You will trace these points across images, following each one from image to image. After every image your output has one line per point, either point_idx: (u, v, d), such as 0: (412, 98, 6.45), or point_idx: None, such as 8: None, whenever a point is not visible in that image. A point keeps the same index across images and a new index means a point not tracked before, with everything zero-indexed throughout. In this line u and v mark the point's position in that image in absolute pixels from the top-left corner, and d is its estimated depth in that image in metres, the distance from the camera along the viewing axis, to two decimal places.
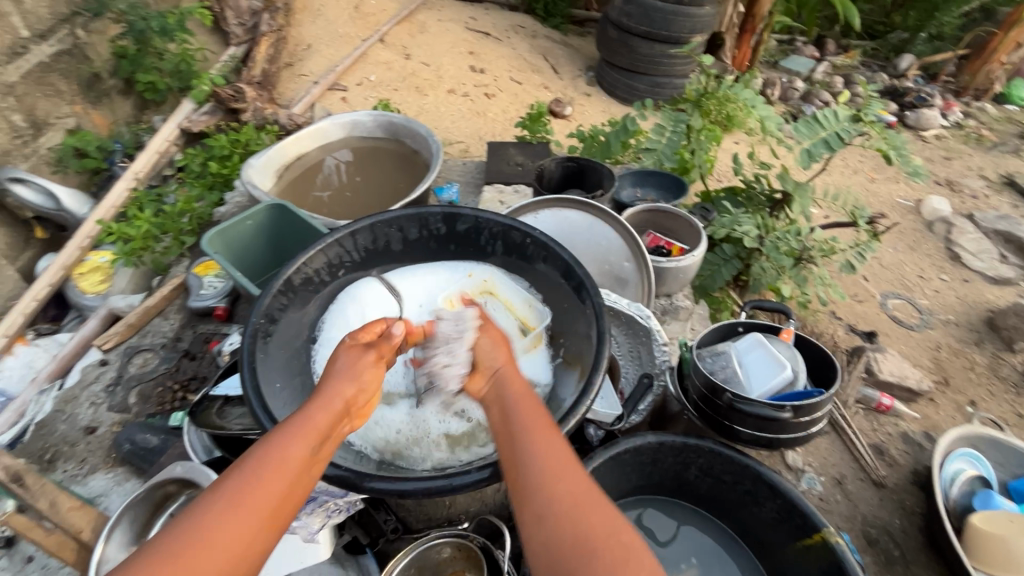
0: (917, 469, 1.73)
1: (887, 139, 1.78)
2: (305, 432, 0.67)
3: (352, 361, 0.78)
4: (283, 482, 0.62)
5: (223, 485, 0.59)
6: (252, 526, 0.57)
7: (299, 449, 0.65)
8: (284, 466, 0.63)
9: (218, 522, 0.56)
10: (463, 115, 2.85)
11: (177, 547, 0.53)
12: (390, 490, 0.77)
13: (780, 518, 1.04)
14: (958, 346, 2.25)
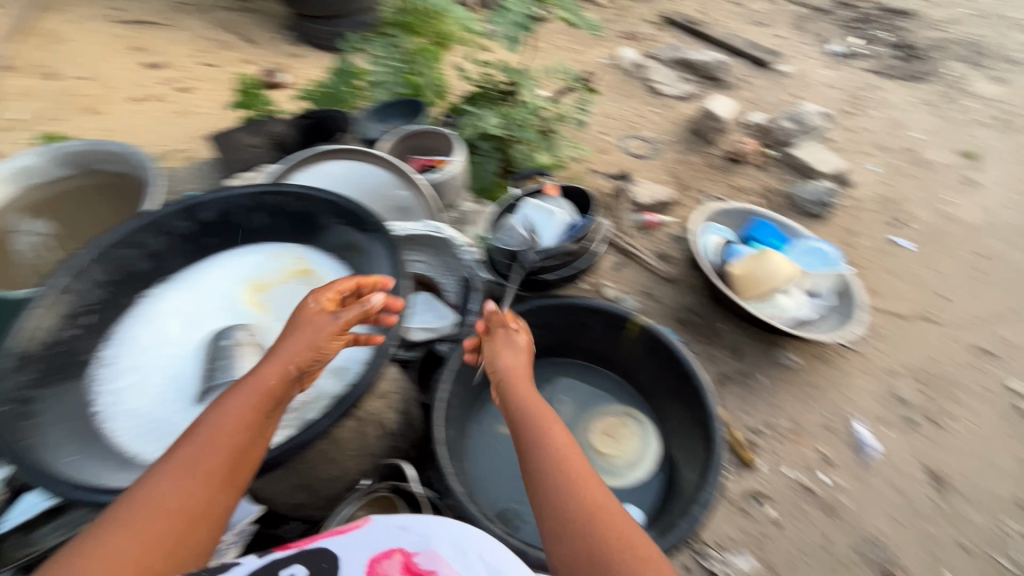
0: (688, 255, 2.20)
1: (562, 8, 2.06)
2: (251, 395, 0.75)
3: (312, 325, 0.83)
4: (217, 453, 0.70)
5: (178, 451, 0.69)
6: (196, 494, 0.67)
7: (242, 412, 0.73)
8: (220, 435, 0.71)
9: (166, 490, 0.66)
10: (164, 120, 2.44)
11: (130, 514, 0.63)
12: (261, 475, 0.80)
13: (607, 329, 1.27)
14: (681, 156, 2.82)
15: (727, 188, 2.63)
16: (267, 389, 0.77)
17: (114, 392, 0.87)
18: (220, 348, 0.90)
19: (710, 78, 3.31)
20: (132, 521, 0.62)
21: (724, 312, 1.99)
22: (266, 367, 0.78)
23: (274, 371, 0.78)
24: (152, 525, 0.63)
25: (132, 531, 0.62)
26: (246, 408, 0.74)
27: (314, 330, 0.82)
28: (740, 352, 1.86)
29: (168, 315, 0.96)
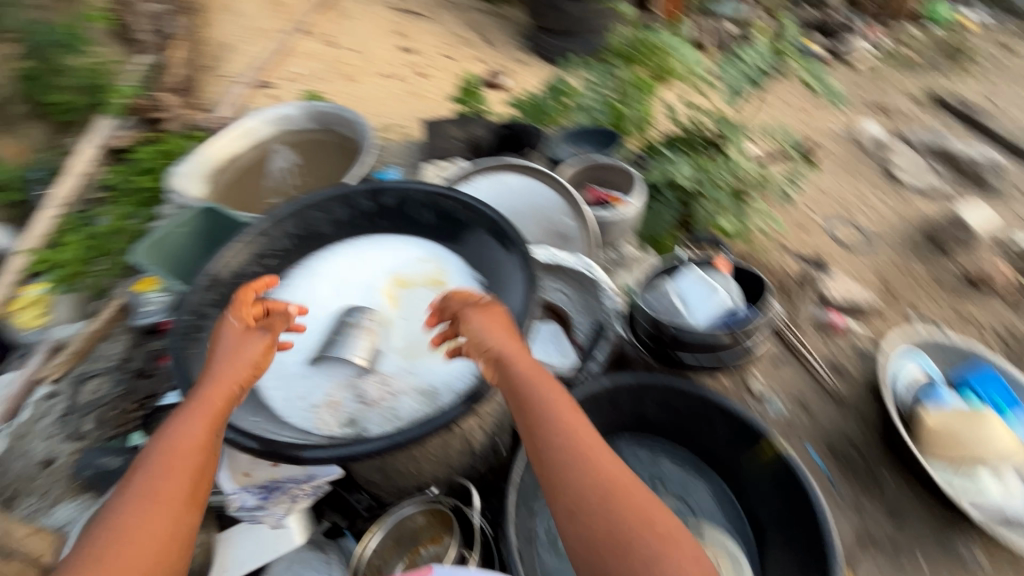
0: (871, 378, 1.83)
1: (804, 69, 1.85)
2: (199, 418, 0.76)
3: (235, 347, 0.83)
4: (179, 480, 0.71)
5: (133, 484, 0.70)
6: (165, 516, 0.68)
7: (196, 438, 0.75)
8: (177, 464, 0.72)
9: (135, 513, 0.67)
10: (397, 98, 2.80)
11: (106, 546, 0.65)
12: (332, 455, 0.78)
13: (735, 438, 1.10)
14: (900, 259, 2.36)
15: (952, 313, 2.13)
16: (217, 409, 0.78)
17: None
18: (343, 324, 0.95)
19: (971, 179, 2.72)
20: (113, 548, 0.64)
21: (897, 462, 1.60)
22: (209, 388, 0.79)
23: (221, 390, 0.79)
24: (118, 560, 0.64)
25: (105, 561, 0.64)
26: (198, 433, 0.75)
27: (239, 353, 0.83)
28: (901, 519, 1.49)
29: (326, 278, 1.04)
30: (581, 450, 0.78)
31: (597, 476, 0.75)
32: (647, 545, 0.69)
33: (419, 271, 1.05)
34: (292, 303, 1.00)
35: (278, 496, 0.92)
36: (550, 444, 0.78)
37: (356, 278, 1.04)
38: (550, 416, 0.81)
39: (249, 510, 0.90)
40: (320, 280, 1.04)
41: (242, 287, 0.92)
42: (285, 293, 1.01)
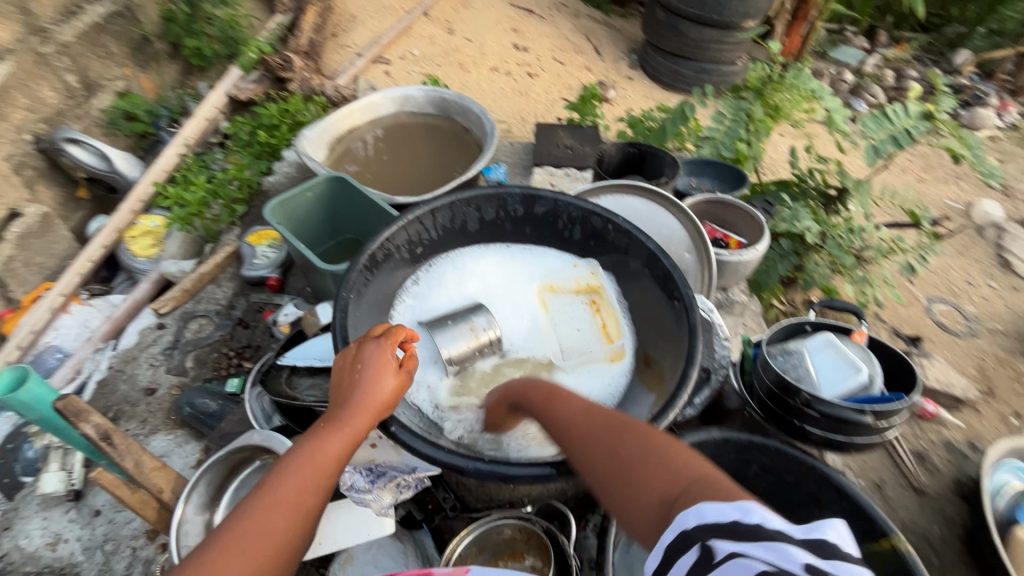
0: (961, 478, 1.69)
1: (960, 138, 1.71)
2: (346, 428, 0.65)
3: (377, 376, 0.69)
4: (311, 487, 0.60)
5: (273, 482, 0.59)
6: (290, 523, 0.57)
7: (337, 450, 0.64)
8: (309, 468, 0.61)
9: (264, 513, 0.56)
10: (504, 94, 2.80)
11: (225, 539, 0.53)
12: (495, 474, 0.71)
13: (843, 522, 1.02)
14: (1004, 355, 2.19)
15: None
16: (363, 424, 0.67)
17: (409, 298, 0.94)
18: (464, 316, 0.89)
19: None
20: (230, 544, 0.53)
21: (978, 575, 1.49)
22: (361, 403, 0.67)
23: (368, 403, 0.68)
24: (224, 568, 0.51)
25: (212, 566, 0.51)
26: (340, 445, 0.64)
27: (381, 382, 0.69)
28: None
29: (473, 274, 0.98)
30: (587, 407, 0.67)
31: (599, 420, 0.64)
32: (665, 456, 0.55)
33: (573, 279, 0.97)
34: (442, 291, 0.96)
35: (386, 483, 0.91)
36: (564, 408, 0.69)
37: (507, 279, 0.99)
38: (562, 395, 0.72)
39: (359, 491, 0.90)
40: (469, 275, 0.98)
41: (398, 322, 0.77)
42: (435, 278, 0.97)
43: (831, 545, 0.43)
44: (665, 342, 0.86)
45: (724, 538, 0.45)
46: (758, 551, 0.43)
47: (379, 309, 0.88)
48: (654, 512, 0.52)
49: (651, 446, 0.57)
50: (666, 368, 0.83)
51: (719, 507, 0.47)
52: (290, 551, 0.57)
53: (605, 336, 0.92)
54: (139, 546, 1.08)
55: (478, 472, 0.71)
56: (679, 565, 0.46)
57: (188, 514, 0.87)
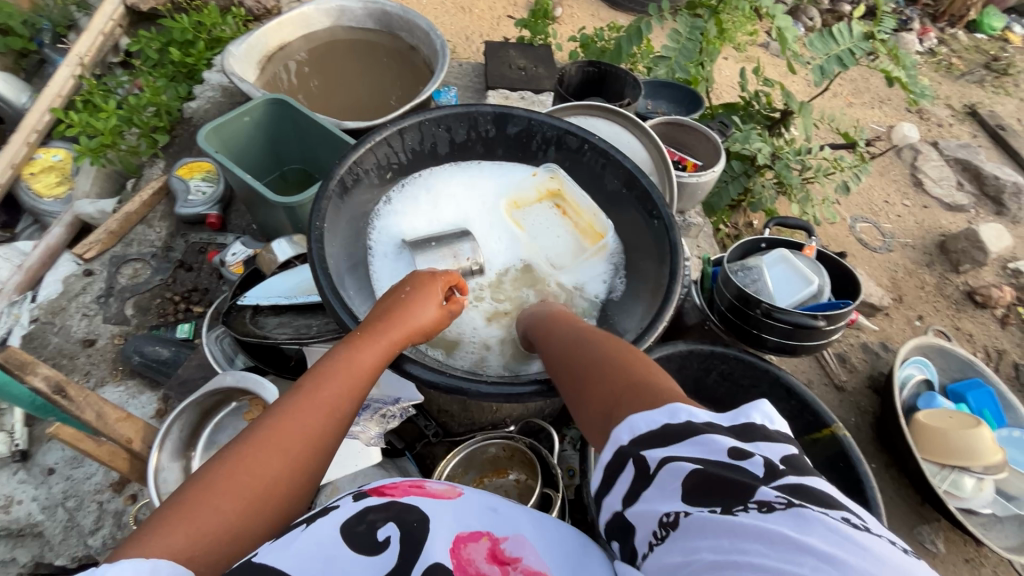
0: (873, 374, 1.92)
1: (896, 59, 1.78)
2: (383, 342, 0.66)
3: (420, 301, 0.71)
4: (345, 394, 0.61)
5: (311, 382, 0.60)
6: (325, 426, 0.58)
7: (373, 362, 0.65)
8: (344, 375, 0.62)
9: (302, 412, 0.57)
10: (446, 10, 2.60)
11: (266, 432, 0.55)
12: (497, 394, 0.70)
13: (790, 417, 1.14)
14: (913, 266, 2.44)
15: (951, 326, 2.24)
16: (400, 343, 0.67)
17: (380, 221, 0.88)
18: (448, 237, 0.86)
19: (993, 199, 2.76)
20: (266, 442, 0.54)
21: (884, 453, 1.73)
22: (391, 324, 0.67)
23: (407, 324, 0.68)
24: (264, 460, 0.53)
25: (253, 455, 0.53)
26: (376, 357, 0.65)
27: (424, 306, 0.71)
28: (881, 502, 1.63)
29: (441, 195, 0.93)
30: (576, 332, 0.68)
31: (578, 344, 0.65)
32: (624, 371, 0.56)
33: (533, 189, 0.95)
34: (415, 212, 0.91)
35: (370, 415, 0.93)
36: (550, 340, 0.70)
37: (476, 194, 0.94)
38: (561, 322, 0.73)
39: None
40: (441, 194, 0.93)
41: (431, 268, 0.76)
42: (409, 198, 0.91)
43: (768, 444, 0.44)
44: (641, 259, 0.87)
45: (656, 447, 0.46)
46: (687, 453, 0.45)
47: (354, 239, 0.83)
48: (600, 425, 0.53)
49: (616, 364, 0.58)
50: (646, 283, 0.84)
51: (648, 417, 0.48)
52: (323, 452, 0.58)
53: (584, 237, 0.92)
54: (106, 500, 1.03)
55: (483, 394, 0.69)
56: (619, 477, 0.48)
57: (163, 462, 0.83)
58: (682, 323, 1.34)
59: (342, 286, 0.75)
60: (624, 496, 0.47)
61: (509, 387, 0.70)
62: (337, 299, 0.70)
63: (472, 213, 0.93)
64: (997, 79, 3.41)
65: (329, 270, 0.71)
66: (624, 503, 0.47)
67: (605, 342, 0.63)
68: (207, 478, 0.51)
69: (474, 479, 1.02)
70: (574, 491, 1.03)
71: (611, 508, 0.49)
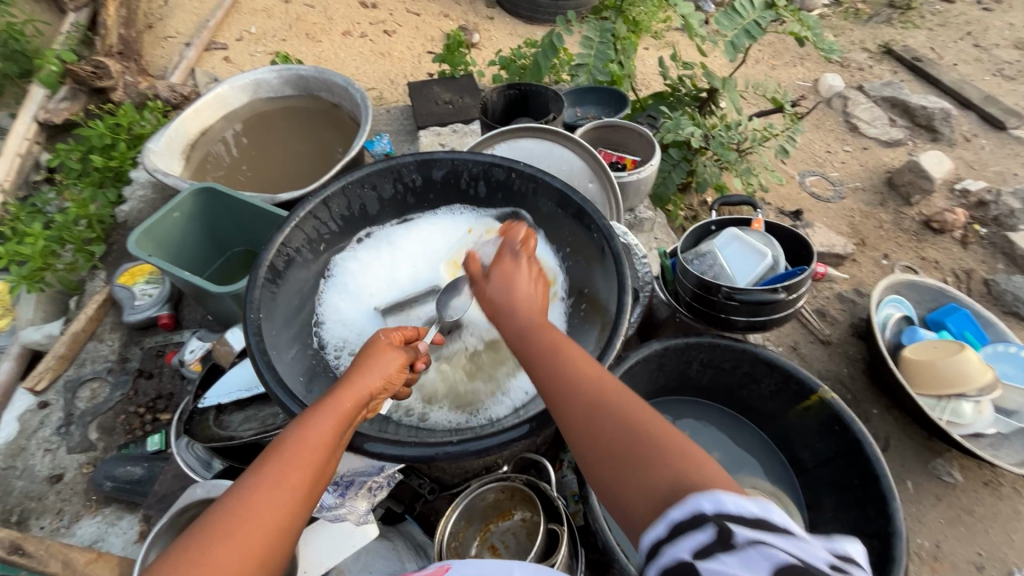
0: (855, 322, 1.94)
1: (800, 21, 1.83)
2: (336, 410, 0.63)
3: (380, 356, 0.70)
4: (307, 471, 0.57)
5: (267, 461, 0.56)
6: (290, 507, 0.54)
7: (330, 432, 0.61)
8: (311, 448, 0.58)
9: (264, 500, 0.53)
10: (366, 59, 2.61)
11: (224, 521, 0.51)
12: (465, 453, 0.68)
13: (779, 389, 1.13)
14: (868, 209, 2.49)
15: (917, 257, 2.28)
16: (352, 408, 0.64)
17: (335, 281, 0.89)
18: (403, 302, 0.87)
19: (926, 128, 2.84)
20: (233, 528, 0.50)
21: (883, 397, 1.74)
22: (346, 387, 0.65)
23: (358, 389, 0.66)
24: (224, 555, 0.48)
25: (212, 551, 0.48)
26: (331, 428, 0.61)
27: (384, 362, 0.70)
28: (892, 445, 1.63)
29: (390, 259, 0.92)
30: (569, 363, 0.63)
31: (599, 389, 0.60)
32: (669, 444, 0.52)
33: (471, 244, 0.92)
34: (364, 274, 0.90)
35: (357, 491, 0.90)
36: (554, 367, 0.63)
37: (415, 256, 0.93)
38: (545, 332, 0.67)
39: (331, 508, 0.88)
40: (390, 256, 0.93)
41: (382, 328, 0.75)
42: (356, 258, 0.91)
43: (852, 559, 0.42)
44: (587, 283, 0.86)
45: (745, 527, 0.42)
46: (780, 545, 0.41)
47: (296, 322, 0.82)
48: (662, 492, 0.48)
49: (662, 429, 0.53)
50: (595, 305, 0.83)
51: (741, 501, 0.44)
52: (286, 544, 0.53)
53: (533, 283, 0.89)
54: None
55: (451, 456, 0.68)
56: (687, 541, 0.43)
57: None
58: (655, 319, 1.33)
59: (290, 374, 0.72)
60: (691, 552, 0.43)
61: (477, 443, 0.68)
62: (280, 386, 0.67)
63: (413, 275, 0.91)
64: (903, 15, 3.55)
65: (272, 361, 0.70)
66: (686, 557, 0.43)
67: (630, 393, 0.59)
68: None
69: (479, 530, 0.98)
70: (581, 516, 1.03)
71: (666, 562, 0.44)
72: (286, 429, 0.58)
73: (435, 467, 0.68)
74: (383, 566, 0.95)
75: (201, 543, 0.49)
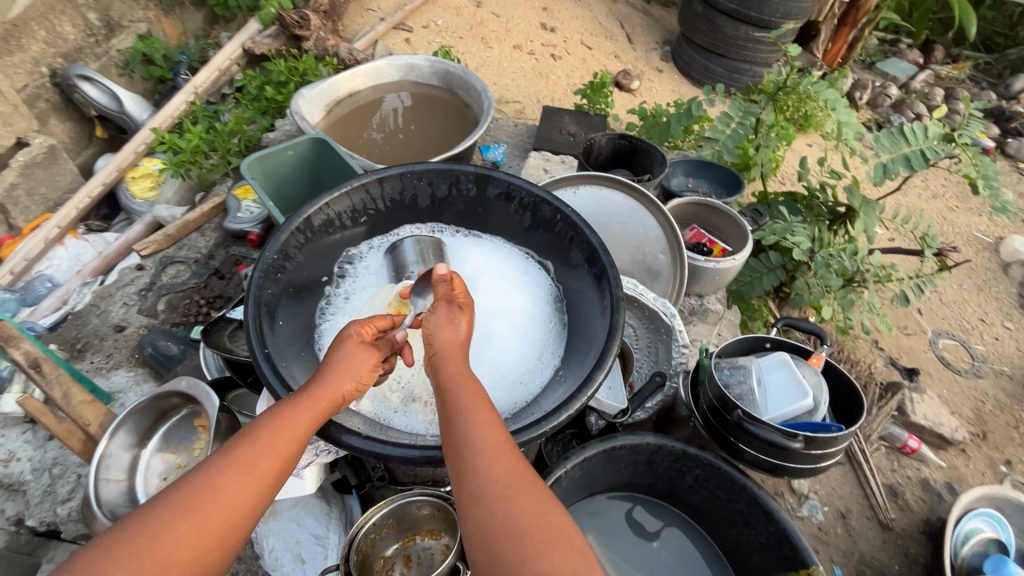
0: (930, 519, 1.63)
1: (980, 167, 1.60)
2: (312, 404, 0.68)
3: (354, 356, 0.74)
4: (273, 464, 0.64)
5: (240, 447, 0.63)
6: (253, 493, 0.61)
7: (304, 425, 0.67)
8: (281, 443, 0.65)
9: (228, 483, 0.60)
10: (524, 75, 2.76)
11: (182, 500, 0.57)
12: (370, 450, 0.71)
13: (768, 545, 1.00)
14: (1006, 400, 2.09)
15: None
16: (327, 407, 0.69)
17: (445, 227, 0.97)
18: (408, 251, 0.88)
19: None
20: (188, 507, 0.56)
21: None
22: (326, 386, 0.70)
23: (334, 391, 0.70)
24: (180, 533, 0.55)
25: (169, 527, 0.54)
26: (306, 422, 0.67)
27: (357, 362, 0.74)
28: None
29: (472, 252, 0.94)
30: (486, 429, 0.66)
31: (503, 471, 0.63)
32: (563, 536, 0.58)
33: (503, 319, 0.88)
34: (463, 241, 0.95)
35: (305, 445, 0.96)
36: (466, 436, 0.65)
37: (479, 271, 0.92)
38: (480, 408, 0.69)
39: None
40: (476, 254, 0.94)
41: (360, 322, 0.78)
42: (468, 237, 0.96)
43: None
44: (575, 351, 0.83)
45: None
46: None
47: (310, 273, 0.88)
48: None
49: (553, 517, 0.59)
50: (570, 373, 0.80)
51: None
52: (247, 524, 0.60)
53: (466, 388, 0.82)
54: (83, 474, 1.13)
55: (354, 446, 0.71)
56: None
57: (112, 449, 0.90)
58: (674, 414, 1.25)
59: (273, 314, 0.79)
60: None
61: (383, 446, 0.71)
62: (256, 324, 0.75)
63: (460, 258, 0.93)
64: None
65: (261, 299, 0.77)
66: None
67: (527, 479, 0.63)
68: (113, 545, 0.52)
69: (404, 535, 0.99)
70: None
71: None
72: (259, 420, 0.65)
73: (337, 449, 0.72)
74: (310, 524, 1.03)
75: (159, 519, 0.55)
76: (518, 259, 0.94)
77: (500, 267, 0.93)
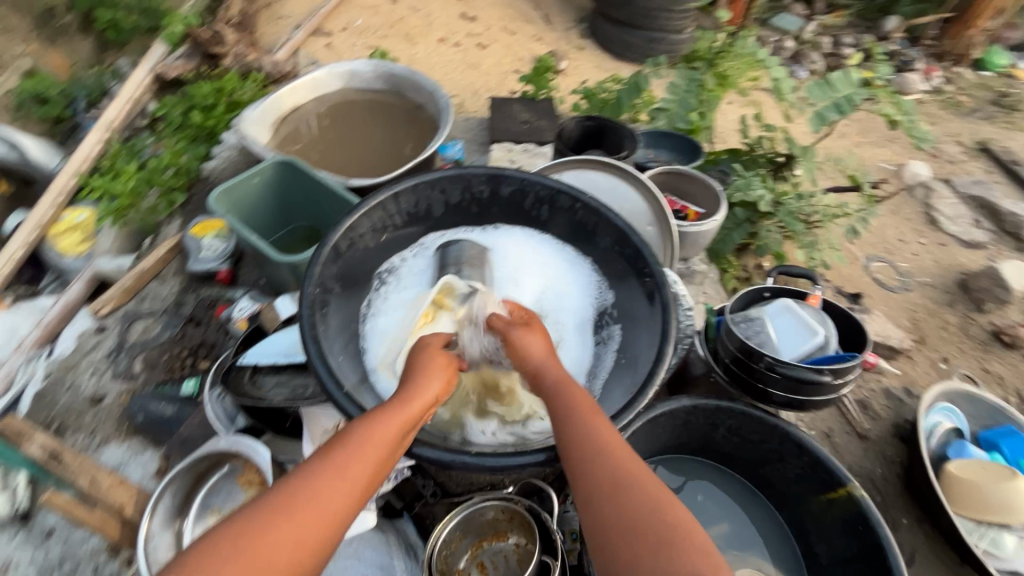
0: (898, 422, 1.83)
1: (897, 104, 1.77)
2: (401, 413, 0.65)
3: (434, 361, 0.72)
4: (363, 470, 0.60)
5: (331, 449, 0.60)
6: (343, 498, 0.58)
7: (393, 429, 0.63)
8: (371, 449, 0.62)
9: (322, 486, 0.57)
10: (455, 68, 2.72)
11: (281, 502, 0.55)
12: (482, 467, 0.70)
13: (804, 474, 1.09)
14: (934, 306, 2.36)
15: (979, 368, 2.14)
16: (415, 413, 0.66)
17: (476, 228, 0.98)
18: (454, 257, 0.90)
19: (1013, 236, 2.68)
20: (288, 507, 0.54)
21: (916, 508, 1.60)
22: (414, 395, 0.67)
23: (421, 398, 0.67)
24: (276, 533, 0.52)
25: (264, 526, 0.52)
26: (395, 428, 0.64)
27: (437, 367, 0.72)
28: (915, 562, 1.51)
29: (512, 250, 0.96)
30: (587, 424, 0.67)
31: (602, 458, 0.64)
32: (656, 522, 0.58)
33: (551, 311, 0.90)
34: (505, 239, 0.97)
35: None
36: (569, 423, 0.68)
37: (521, 269, 0.94)
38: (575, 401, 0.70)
39: None
40: (515, 252, 0.96)
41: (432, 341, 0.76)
42: (501, 233, 0.98)
43: None
44: (629, 332, 0.86)
45: None
46: None
47: (348, 302, 0.86)
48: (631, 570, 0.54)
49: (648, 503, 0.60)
50: (631, 352, 0.83)
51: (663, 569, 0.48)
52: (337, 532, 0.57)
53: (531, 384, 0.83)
54: (101, 563, 1.03)
55: (467, 465, 0.70)
56: None
57: (154, 529, 0.89)
58: (689, 374, 1.31)
59: (332, 350, 0.77)
60: None
61: (499, 460, 0.70)
62: (322, 362, 0.72)
63: (499, 259, 0.94)
64: (1008, 115, 3.38)
65: (318, 336, 0.74)
66: None
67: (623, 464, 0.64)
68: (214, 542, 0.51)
69: (472, 543, 0.98)
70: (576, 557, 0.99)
71: None
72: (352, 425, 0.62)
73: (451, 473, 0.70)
74: (372, 557, 0.98)
75: (259, 520, 0.53)
76: (554, 249, 0.97)
77: (542, 263, 0.95)
